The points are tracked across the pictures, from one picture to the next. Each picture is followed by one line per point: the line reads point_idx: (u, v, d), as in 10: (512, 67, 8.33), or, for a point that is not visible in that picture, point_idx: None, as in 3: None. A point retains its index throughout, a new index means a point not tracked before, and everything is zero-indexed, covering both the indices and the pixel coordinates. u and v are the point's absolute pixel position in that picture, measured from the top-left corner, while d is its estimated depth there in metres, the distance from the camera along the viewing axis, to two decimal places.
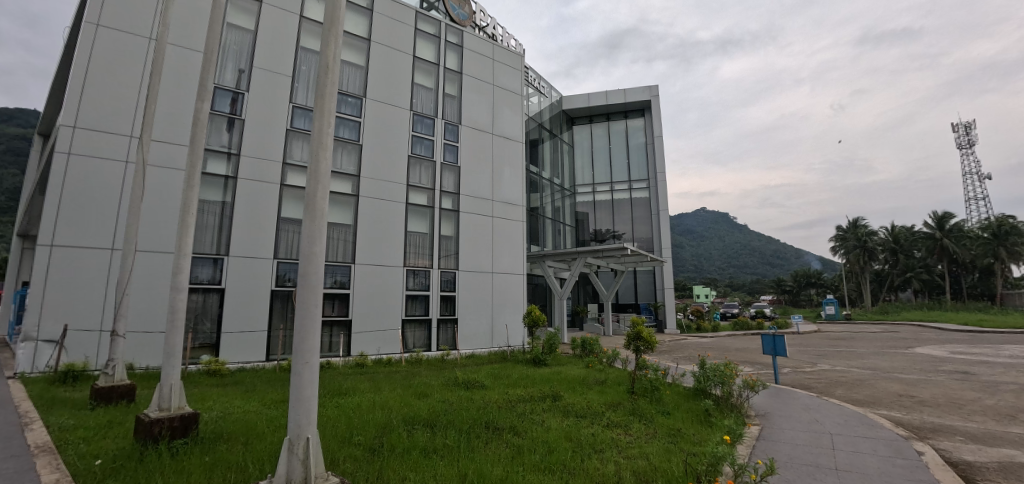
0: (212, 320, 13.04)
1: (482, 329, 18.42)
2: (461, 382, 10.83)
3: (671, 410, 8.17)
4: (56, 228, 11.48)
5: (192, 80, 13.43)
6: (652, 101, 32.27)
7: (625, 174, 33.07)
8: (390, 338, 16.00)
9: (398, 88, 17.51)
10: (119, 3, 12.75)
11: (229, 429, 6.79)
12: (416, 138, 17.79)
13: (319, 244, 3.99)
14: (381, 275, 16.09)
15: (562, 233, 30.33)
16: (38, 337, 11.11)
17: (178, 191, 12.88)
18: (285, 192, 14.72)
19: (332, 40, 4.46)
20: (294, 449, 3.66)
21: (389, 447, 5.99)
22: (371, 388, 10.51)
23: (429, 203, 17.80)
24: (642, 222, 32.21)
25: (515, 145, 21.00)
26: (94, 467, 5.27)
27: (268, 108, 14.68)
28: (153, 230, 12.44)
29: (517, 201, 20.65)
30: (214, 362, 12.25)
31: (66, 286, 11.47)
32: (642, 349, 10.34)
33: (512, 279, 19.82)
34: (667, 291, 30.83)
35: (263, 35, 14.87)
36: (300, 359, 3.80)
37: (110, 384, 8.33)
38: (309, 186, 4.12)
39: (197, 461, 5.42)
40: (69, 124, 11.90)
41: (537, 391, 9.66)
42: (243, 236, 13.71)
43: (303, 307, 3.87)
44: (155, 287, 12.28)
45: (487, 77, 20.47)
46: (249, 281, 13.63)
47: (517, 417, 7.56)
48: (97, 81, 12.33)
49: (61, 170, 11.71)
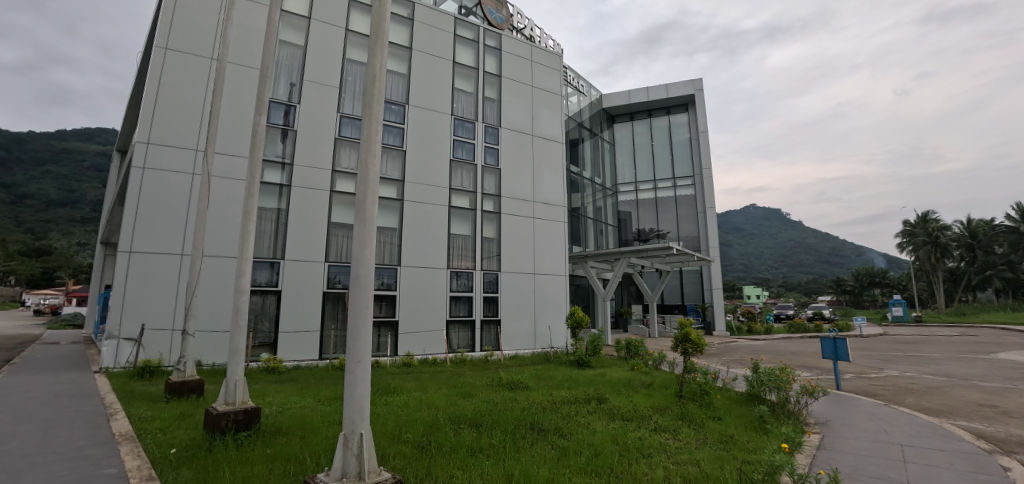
0: (271, 320, 13.82)
1: (525, 331, 18.48)
2: (505, 383, 10.91)
3: (722, 415, 7.88)
4: (133, 236, 12.50)
5: (249, 95, 14.27)
6: (696, 95, 31.32)
7: (670, 171, 32.21)
8: (435, 338, 16.33)
9: (439, 94, 17.88)
10: (184, 27, 13.74)
11: (287, 424, 7.17)
12: (457, 142, 18.09)
13: (369, 248, 4.13)
14: (426, 277, 16.47)
15: (604, 233, 29.93)
16: (119, 336, 12.14)
17: (238, 199, 13.71)
18: (334, 198, 15.37)
19: (378, 49, 4.61)
20: (349, 444, 3.81)
21: (436, 445, 6.11)
22: (418, 387, 10.77)
23: (471, 206, 18.04)
24: (687, 220, 31.28)
25: (555, 146, 20.94)
26: (169, 456, 5.73)
27: (318, 118, 15.37)
28: (217, 237, 13.31)
29: (558, 201, 20.57)
30: (272, 360, 12.96)
31: (143, 288, 12.47)
32: (690, 351, 10.01)
33: (554, 280, 19.76)
34: (715, 292, 29.75)
35: (311, 49, 15.59)
36: (353, 357, 3.95)
37: (182, 379, 8.98)
38: (359, 192, 4.27)
39: (259, 452, 5.76)
40: (143, 140, 12.95)
41: (582, 393, 9.60)
42: (297, 240, 14.44)
43: (356, 308, 4.02)
44: (220, 289, 13.15)
45: (526, 79, 20.54)
46: (303, 283, 14.33)
47: (562, 419, 7.54)
48: (166, 99, 13.34)
49: (136, 183, 12.76)
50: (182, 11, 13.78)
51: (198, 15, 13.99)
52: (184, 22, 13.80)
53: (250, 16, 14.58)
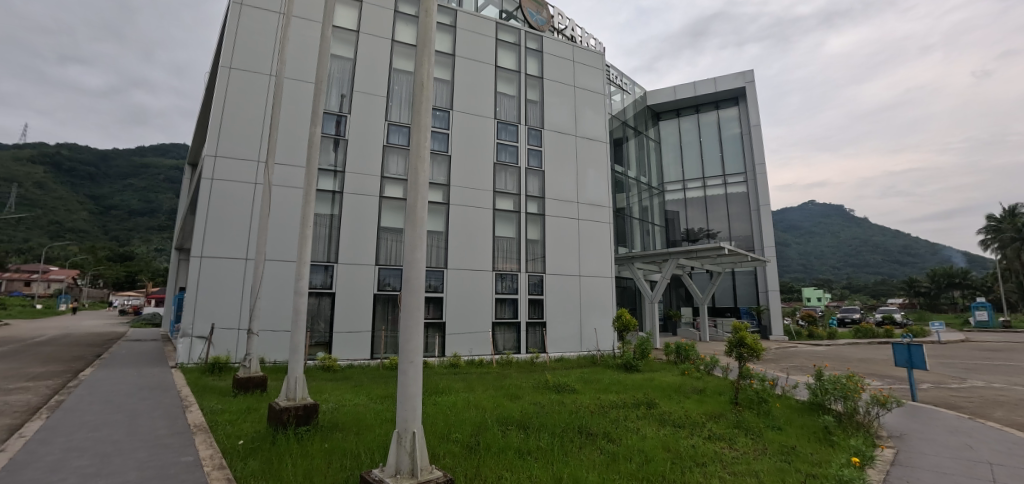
0: (326, 320, 14.49)
1: (571, 333, 18.34)
2: (552, 386, 10.87)
3: (782, 425, 7.47)
4: (204, 242, 13.49)
5: (305, 108, 15.04)
6: (747, 87, 30.02)
7: (719, 168, 31.00)
8: (481, 340, 16.54)
9: (482, 98, 18.12)
10: (246, 47, 14.71)
11: (343, 420, 7.49)
12: (501, 145, 18.26)
13: (420, 251, 4.23)
14: (471, 279, 16.71)
15: (651, 234, 29.20)
16: (193, 334, 13.12)
17: (296, 206, 14.49)
18: (384, 203, 15.91)
19: (425, 57, 4.73)
20: (402, 442, 3.92)
21: (485, 446, 6.18)
22: (465, 388, 10.94)
23: (515, 208, 18.14)
24: (740, 219, 29.96)
25: (599, 146, 20.66)
26: (238, 446, 6.13)
27: (367, 127, 15.98)
28: (278, 242, 14.11)
29: (603, 202, 20.28)
30: (328, 358, 13.58)
31: (212, 290, 13.41)
32: (745, 357, 9.56)
33: (600, 282, 19.48)
34: (771, 294, 28.27)
35: (360, 61, 16.24)
36: (406, 357, 4.06)
37: (248, 375, 9.58)
38: (410, 197, 4.37)
39: (317, 447, 6.04)
40: (212, 153, 13.96)
41: (631, 397, 9.43)
42: (349, 245, 15.06)
43: (408, 311, 4.14)
44: (280, 291, 13.92)
45: (568, 79, 20.41)
46: (355, 285, 14.93)
47: (611, 423, 7.43)
48: (231, 115, 14.32)
49: (206, 192, 13.76)
50: (244, 31, 14.75)
51: (258, 35, 14.92)
52: (246, 42, 14.76)
53: (304, 33, 15.40)
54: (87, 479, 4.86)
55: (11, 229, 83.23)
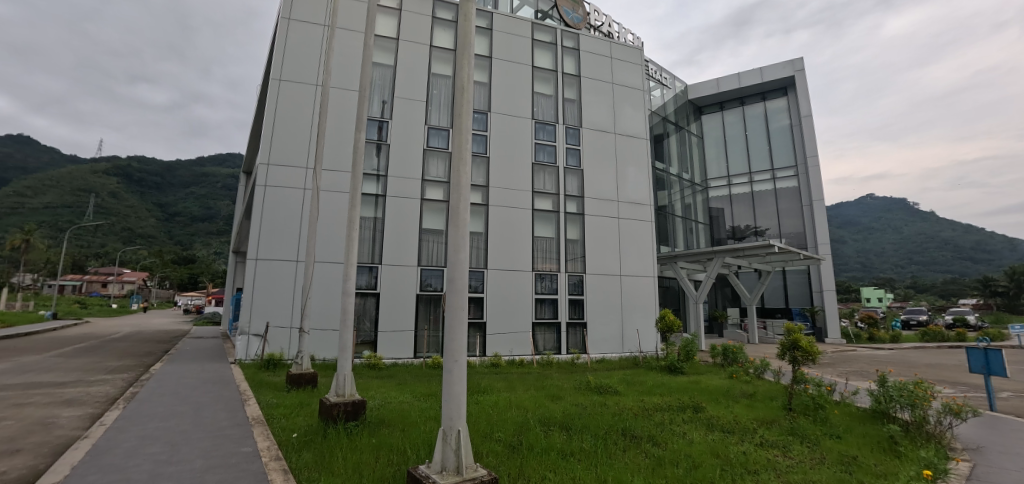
0: (371, 320, 14.96)
1: (612, 334, 18.07)
2: (594, 387, 10.75)
3: (841, 433, 7.06)
4: (259, 245, 14.25)
5: (349, 115, 15.58)
6: (796, 76, 28.62)
7: (767, 162, 29.65)
8: (522, 340, 16.59)
9: (520, 99, 18.17)
10: (295, 60, 15.45)
11: (389, 417, 7.70)
12: (539, 145, 18.25)
13: (463, 252, 4.28)
14: (511, 279, 16.79)
15: (695, 232, 28.31)
16: (250, 332, 13.92)
17: (342, 210, 15.04)
18: (425, 205, 16.25)
19: (465, 60, 4.79)
20: (448, 439, 3.98)
21: (528, 446, 6.20)
22: (507, 387, 11.01)
23: (555, 208, 18.08)
24: (790, 215, 28.54)
25: (640, 143, 20.22)
26: (293, 439, 6.44)
27: (408, 131, 16.37)
28: (326, 244, 14.70)
29: (644, 200, 19.82)
30: (373, 357, 14.01)
31: (266, 291, 14.15)
32: (800, 360, 9.09)
33: (642, 282, 19.04)
34: (826, 294, 26.77)
35: (400, 68, 16.66)
36: (450, 357, 4.13)
37: (300, 371, 10.04)
38: (452, 199, 4.40)
39: (366, 441, 6.26)
40: (265, 161, 14.73)
41: (677, 400, 9.19)
42: (392, 247, 15.48)
43: (452, 310, 4.20)
44: (329, 291, 14.50)
45: (606, 76, 20.11)
46: (398, 286, 15.33)
47: (655, 427, 7.27)
48: (282, 124, 15.06)
49: (261, 199, 14.55)
50: (292, 44, 15.49)
51: (305, 47, 15.60)
52: (295, 54, 15.49)
53: (348, 43, 15.97)
54: (160, 465, 5.24)
55: (91, 235, 91.07)
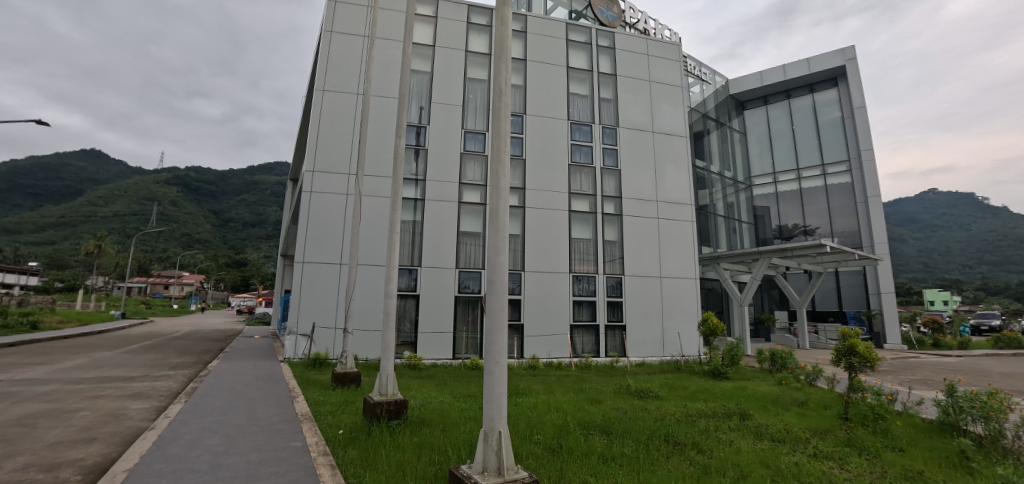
0: (411, 321, 15.30)
1: (652, 337, 17.68)
2: (634, 391, 10.54)
3: (904, 446, 6.62)
4: (305, 249, 14.86)
5: (389, 122, 16.00)
6: (848, 65, 27.15)
7: (817, 157, 28.23)
8: (560, 342, 16.51)
9: (555, 100, 18.13)
10: (338, 70, 16.05)
11: (430, 417, 7.83)
12: (575, 147, 18.14)
13: (502, 254, 4.28)
14: (549, 282, 16.75)
15: (738, 232, 27.31)
16: (298, 332, 14.53)
17: (383, 214, 15.48)
18: (462, 208, 16.46)
19: (502, 62, 4.76)
20: (489, 440, 4.00)
21: (568, 449, 6.17)
22: (545, 390, 10.99)
23: (592, 209, 17.90)
24: (843, 213, 27.06)
25: (679, 141, 19.70)
26: (339, 435, 6.67)
27: (445, 136, 16.65)
28: (368, 247, 15.15)
29: (685, 199, 19.29)
30: (414, 357, 14.31)
31: (312, 293, 14.73)
32: (857, 367, 8.60)
33: (683, 284, 18.50)
34: (884, 297, 25.19)
35: (437, 74, 16.97)
36: (491, 359, 4.16)
37: (344, 370, 10.39)
38: (491, 201, 4.42)
39: (408, 440, 6.40)
40: (311, 169, 15.37)
41: (723, 407, 8.88)
42: (431, 249, 15.78)
43: (492, 313, 4.22)
44: (372, 293, 14.94)
45: (643, 74, 19.73)
46: (437, 288, 15.60)
47: (700, 434, 7.05)
48: (326, 132, 15.65)
49: (306, 204, 15.17)
50: (334, 56, 16.10)
51: (346, 58, 16.17)
52: (338, 65, 16.09)
53: (387, 52, 16.43)
54: (218, 457, 5.56)
55: (154, 241, 97.72)
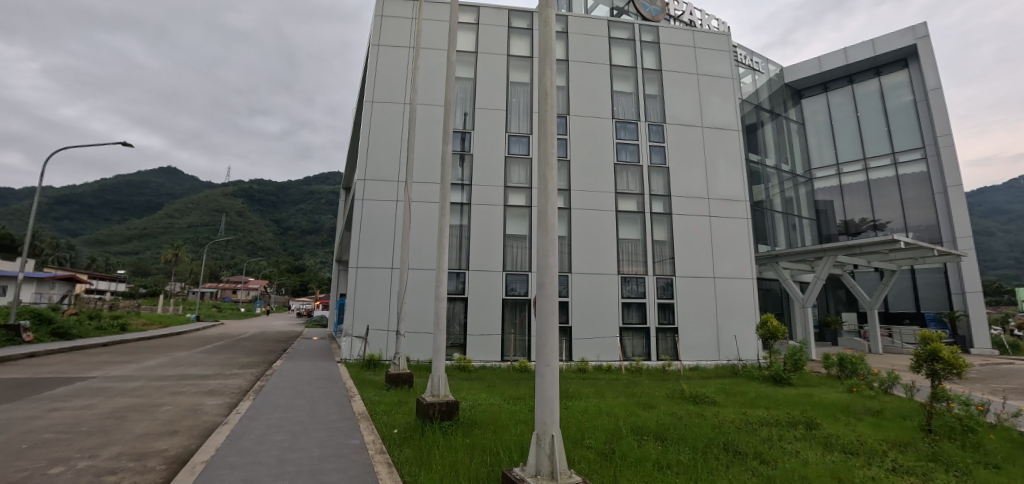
0: (460, 324, 15.57)
1: (706, 340, 17.00)
2: (689, 396, 10.18)
3: (999, 462, 6.01)
4: (359, 254, 15.48)
5: (435, 129, 16.40)
6: (919, 44, 25.12)
7: (886, 146, 26.20)
8: (609, 345, 16.27)
9: (599, 100, 17.91)
10: (386, 82, 16.62)
11: (481, 418, 7.91)
12: (621, 145, 17.83)
13: (552, 257, 4.24)
14: (597, 283, 16.53)
15: (799, 228, 25.73)
16: (353, 334, 15.15)
17: (431, 219, 15.85)
18: (508, 211, 16.56)
19: (546, 63, 4.68)
20: (541, 444, 3.98)
21: (621, 455, 6.03)
22: (596, 393, 10.84)
23: (640, 209, 17.51)
24: (918, 205, 24.96)
25: (731, 135, 18.86)
26: (394, 434, 6.89)
27: (490, 140, 16.86)
28: (418, 252, 15.58)
29: (738, 195, 18.42)
30: (463, 359, 14.54)
31: (366, 296, 15.31)
32: (941, 374, 7.87)
33: (740, 285, 17.65)
34: (970, 297, 22.95)
35: (480, 80, 17.21)
36: (542, 362, 4.14)
37: (398, 371, 10.72)
38: (540, 203, 4.37)
39: (461, 441, 6.50)
40: (362, 177, 16.01)
41: (787, 415, 8.39)
42: (478, 253, 16.00)
43: (542, 315, 4.20)
44: (422, 296, 15.35)
45: (690, 67, 19.05)
46: (486, 290, 15.78)
47: (762, 443, 6.70)
48: (376, 142, 16.25)
49: (359, 212, 15.80)
50: (382, 68, 16.70)
51: (393, 69, 16.74)
52: (386, 77, 16.68)
53: (431, 61, 16.86)
54: (284, 452, 5.88)
55: (223, 249, 105.17)
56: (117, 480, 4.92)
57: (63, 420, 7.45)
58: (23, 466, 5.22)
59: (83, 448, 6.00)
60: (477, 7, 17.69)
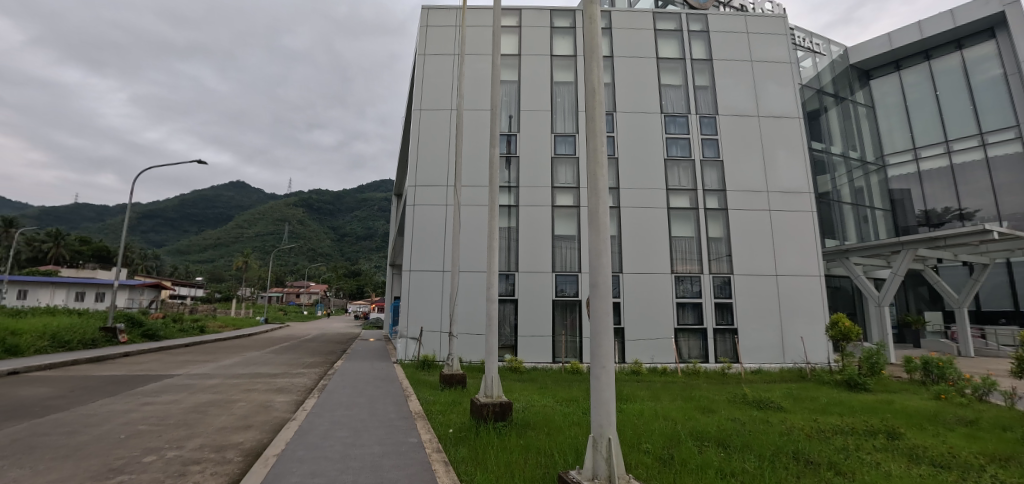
0: (511, 325, 15.67)
1: (769, 341, 16.10)
2: (752, 401, 9.68)
3: None
4: (411, 258, 15.97)
5: (482, 133, 16.66)
6: (1008, 11, 22.83)
7: (972, 126, 23.78)
8: (664, 346, 15.85)
9: (646, 95, 17.47)
10: (433, 89, 17.05)
11: (534, 420, 7.90)
12: (670, 140, 17.31)
13: (605, 257, 4.12)
14: (649, 283, 16.11)
15: (871, 220, 23.78)
16: (408, 336, 15.63)
17: (480, 221, 16.06)
18: (556, 212, 16.48)
19: (592, 60, 4.56)
20: (599, 447, 3.91)
21: (681, 461, 5.82)
22: (651, 396, 10.53)
23: (693, 205, 16.89)
24: (1014, 190, 22.48)
25: (792, 123, 17.76)
26: (450, 434, 7.03)
27: (537, 141, 16.87)
28: (469, 255, 15.83)
29: (801, 187, 17.31)
30: (514, 360, 14.57)
31: (419, 298, 15.75)
32: None
33: (806, 282, 16.55)
34: None
35: (525, 82, 17.26)
36: (598, 362, 4.06)
37: (450, 372, 10.91)
38: (591, 203, 4.31)
39: (515, 443, 6.50)
40: (413, 184, 16.51)
41: (864, 423, 7.76)
42: (527, 255, 16.05)
43: (598, 315, 4.10)
44: (474, 299, 15.59)
45: (744, 55, 18.13)
46: (536, 292, 15.79)
47: (837, 452, 6.26)
48: (424, 149, 16.70)
49: (410, 218, 16.27)
50: (429, 77, 17.15)
51: (439, 77, 17.13)
52: (433, 84, 17.10)
53: (477, 67, 17.11)
54: (347, 448, 6.14)
55: (287, 256, 111.69)
56: (201, 469, 5.35)
57: (154, 413, 8.20)
58: (122, 454, 5.78)
59: (171, 439, 6.56)
60: (519, 10, 17.78)
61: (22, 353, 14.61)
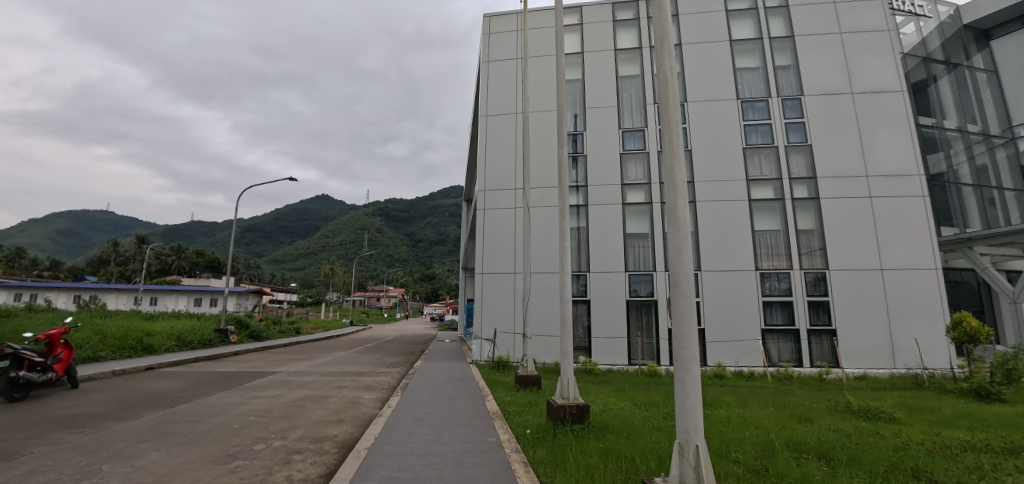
0: (584, 326, 15.49)
1: (876, 344, 14.48)
2: (857, 411, 8.75)
3: None
4: (483, 261, 16.37)
5: (549, 133, 16.65)
6: None
7: None
8: (750, 349, 14.84)
9: (719, 81, 16.51)
10: (499, 94, 17.32)
11: (612, 423, 7.73)
12: (749, 127, 16.21)
13: (686, 253, 3.94)
14: (730, 281, 15.20)
15: (1000, 204, 20.57)
16: (482, 337, 15.97)
17: (551, 221, 16.10)
18: (627, 210, 16.04)
19: (663, 49, 4.37)
20: (685, 454, 3.73)
21: (776, 473, 5.41)
22: (739, 402, 9.87)
23: (777, 195, 15.66)
24: None
25: (894, 98, 15.87)
26: (528, 435, 7.06)
27: (604, 140, 16.55)
28: (539, 256, 15.89)
29: (908, 169, 15.38)
30: (589, 362, 14.38)
31: (492, 300, 16.08)
32: None
33: (919, 277, 14.68)
34: None
35: (590, 79, 17.04)
36: (682, 365, 3.87)
37: (525, 374, 10.98)
38: (668, 198, 4.11)
39: (593, 446, 6.38)
40: (483, 189, 16.93)
41: (1000, 439, 6.72)
42: (598, 254, 15.78)
43: (680, 316, 3.90)
44: (547, 300, 15.59)
45: (832, 27, 16.51)
46: (608, 292, 15.46)
47: (967, 472, 5.46)
48: (492, 153, 17.04)
49: (482, 221, 16.73)
50: (493, 83, 17.49)
51: (503, 82, 17.38)
52: (498, 89, 17.40)
53: (540, 68, 17.16)
54: (431, 444, 6.40)
55: (369, 262, 118.85)
56: (302, 459, 5.83)
57: (261, 406, 9.07)
58: (237, 442, 6.46)
59: (276, 431, 7.21)
60: (580, 6, 17.56)
61: (155, 352, 16.82)
